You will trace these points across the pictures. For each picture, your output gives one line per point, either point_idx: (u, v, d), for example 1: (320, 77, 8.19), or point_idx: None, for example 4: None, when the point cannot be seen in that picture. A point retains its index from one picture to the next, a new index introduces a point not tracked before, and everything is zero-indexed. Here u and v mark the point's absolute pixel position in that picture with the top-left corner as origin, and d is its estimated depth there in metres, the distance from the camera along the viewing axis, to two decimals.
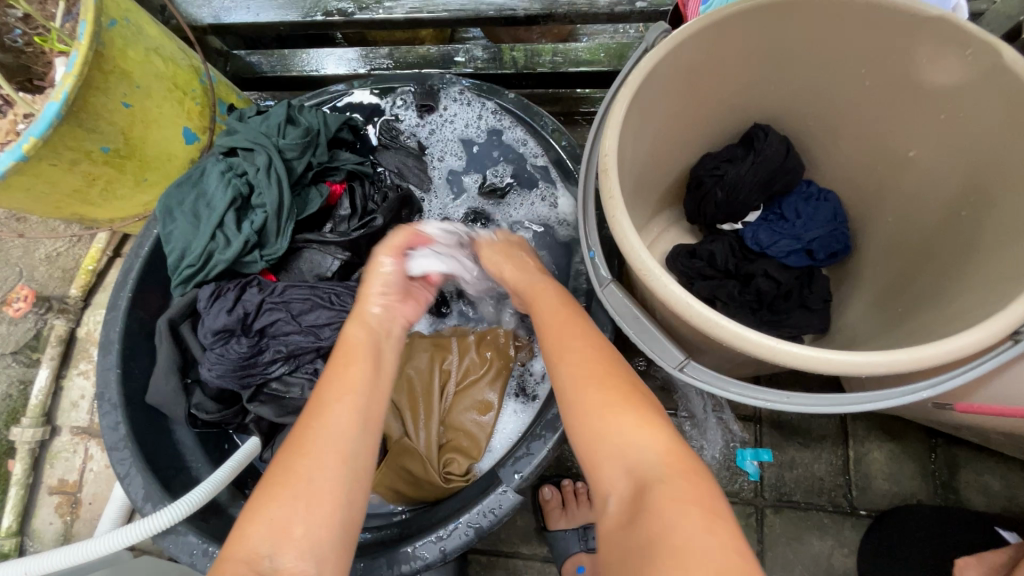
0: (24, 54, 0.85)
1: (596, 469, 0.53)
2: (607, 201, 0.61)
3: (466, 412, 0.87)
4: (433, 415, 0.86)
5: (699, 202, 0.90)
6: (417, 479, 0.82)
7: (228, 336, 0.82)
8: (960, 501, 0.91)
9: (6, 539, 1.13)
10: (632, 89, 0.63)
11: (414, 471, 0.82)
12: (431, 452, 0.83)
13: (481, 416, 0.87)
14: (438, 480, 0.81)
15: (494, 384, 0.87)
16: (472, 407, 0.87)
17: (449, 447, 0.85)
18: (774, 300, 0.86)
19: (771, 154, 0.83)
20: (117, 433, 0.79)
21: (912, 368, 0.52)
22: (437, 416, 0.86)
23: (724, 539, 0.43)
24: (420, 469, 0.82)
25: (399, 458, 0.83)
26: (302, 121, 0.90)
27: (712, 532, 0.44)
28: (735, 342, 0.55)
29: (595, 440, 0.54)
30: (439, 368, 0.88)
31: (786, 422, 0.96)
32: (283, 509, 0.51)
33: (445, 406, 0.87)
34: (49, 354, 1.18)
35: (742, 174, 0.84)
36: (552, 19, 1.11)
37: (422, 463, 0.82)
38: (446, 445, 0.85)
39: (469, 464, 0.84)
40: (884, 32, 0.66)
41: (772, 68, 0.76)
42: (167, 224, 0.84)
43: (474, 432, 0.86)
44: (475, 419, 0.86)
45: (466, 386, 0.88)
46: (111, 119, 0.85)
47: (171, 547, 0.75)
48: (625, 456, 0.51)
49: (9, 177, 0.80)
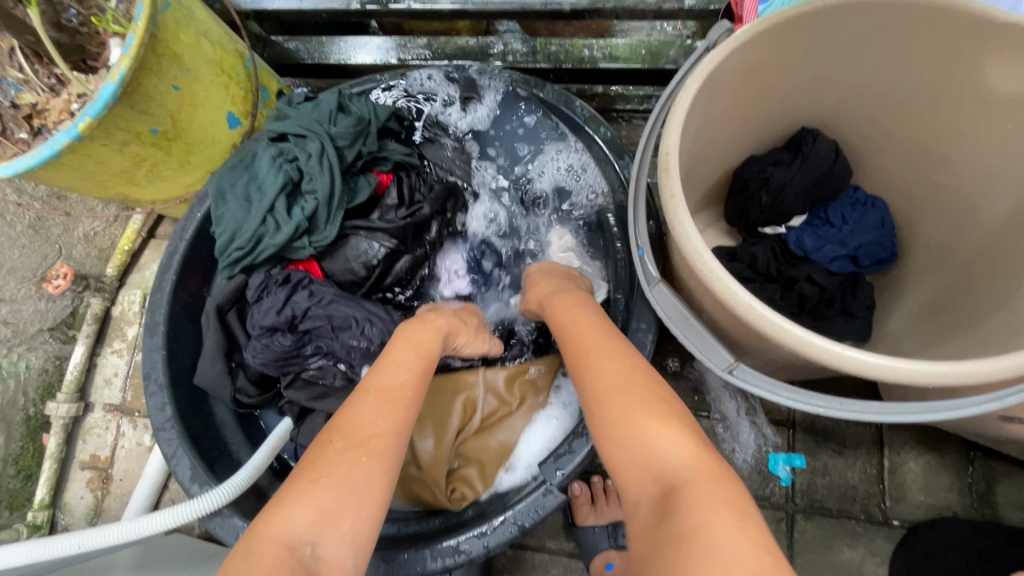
0: (79, 33, 0.85)
1: (626, 477, 0.52)
2: (668, 200, 0.60)
3: (488, 446, 0.85)
4: (449, 442, 0.85)
5: (742, 206, 0.89)
6: (424, 498, 0.83)
7: (275, 330, 0.84)
8: (996, 515, 0.90)
9: (40, 512, 1.15)
10: (694, 89, 0.62)
11: (420, 493, 0.83)
12: (441, 477, 0.83)
13: (499, 449, 0.85)
14: (443, 502, 0.81)
15: (515, 421, 0.86)
16: (492, 439, 0.85)
17: (457, 475, 0.84)
18: (817, 306, 0.85)
19: (819, 159, 0.82)
20: (163, 413, 0.80)
21: (980, 378, 0.51)
22: (453, 445, 0.85)
23: (744, 531, 0.43)
24: (426, 491, 0.82)
25: (408, 479, 0.84)
26: (353, 110, 0.90)
27: (736, 526, 0.43)
28: (795, 345, 0.54)
29: (621, 443, 0.53)
30: (456, 400, 0.87)
31: (821, 429, 0.96)
32: (338, 501, 0.50)
33: (462, 435, 0.86)
34: (86, 332, 1.21)
35: (789, 180, 0.83)
36: (596, 14, 1.10)
37: (429, 486, 0.82)
38: (456, 471, 0.85)
39: (474, 494, 0.82)
40: (956, 39, 0.65)
41: (830, 70, 0.75)
42: (218, 206, 0.84)
43: (489, 463, 0.84)
44: (495, 452, 0.85)
45: (488, 421, 0.86)
46: (162, 101, 0.86)
47: (216, 528, 0.76)
48: (649, 461, 0.50)
49: (63, 156, 0.81)
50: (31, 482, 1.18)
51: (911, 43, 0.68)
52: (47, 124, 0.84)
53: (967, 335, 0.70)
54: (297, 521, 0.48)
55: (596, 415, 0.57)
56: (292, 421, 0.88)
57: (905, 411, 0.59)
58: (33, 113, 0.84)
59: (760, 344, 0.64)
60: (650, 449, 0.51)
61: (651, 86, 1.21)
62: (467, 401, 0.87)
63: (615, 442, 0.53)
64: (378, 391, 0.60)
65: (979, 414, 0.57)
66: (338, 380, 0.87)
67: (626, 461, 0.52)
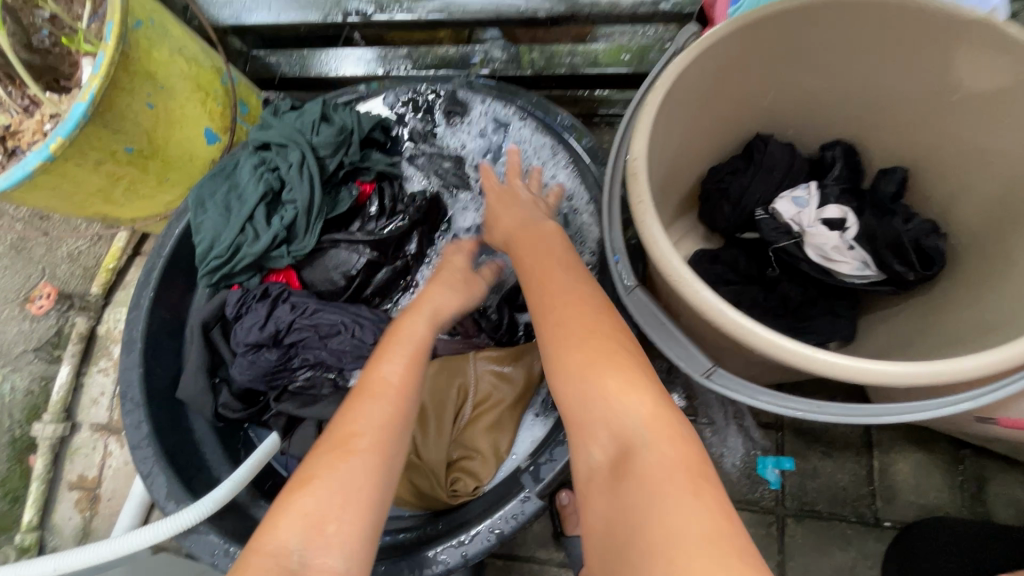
0: (51, 54, 0.86)
1: (625, 535, 0.46)
2: (637, 205, 0.60)
3: (483, 435, 0.84)
4: (444, 434, 0.84)
5: (710, 216, 0.89)
6: (424, 494, 0.83)
7: (259, 346, 0.83)
8: (987, 513, 0.89)
9: (27, 534, 1.13)
10: (661, 93, 0.62)
11: (420, 487, 0.83)
12: (439, 468, 0.82)
13: (495, 437, 0.85)
14: (443, 497, 0.81)
15: (515, 411, 0.86)
16: (487, 427, 0.85)
17: (458, 466, 0.84)
18: (801, 306, 0.83)
19: (773, 162, 0.83)
20: (140, 432, 0.79)
21: (951, 376, 0.51)
22: (449, 435, 0.84)
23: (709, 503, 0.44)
24: (425, 485, 0.82)
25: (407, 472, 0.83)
26: (336, 119, 0.90)
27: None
28: (767, 348, 0.54)
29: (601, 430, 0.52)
30: (454, 390, 0.85)
31: (809, 430, 0.95)
32: (321, 504, 0.52)
33: (459, 426, 0.85)
34: (71, 352, 1.19)
35: (835, 215, 0.81)
36: (575, 19, 1.10)
37: (428, 481, 0.82)
38: (455, 462, 0.84)
39: (476, 485, 0.82)
40: (923, 34, 0.64)
41: (802, 71, 0.75)
42: (199, 215, 0.84)
43: (486, 452, 0.84)
44: (491, 441, 0.84)
45: (483, 412, 0.85)
46: (136, 119, 0.86)
47: (193, 546, 0.75)
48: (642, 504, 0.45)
49: (36, 176, 0.80)
50: (17, 504, 1.16)
51: (878, 40, 0.68)
52: (21, 145, 0.83)
53: (947, 331, 0.70)
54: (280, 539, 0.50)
55: (598, 428, 0.52)
56: (280, 435, 0.86)
57: (884, 412, 0.58)
58: (6, 135, 0.84)
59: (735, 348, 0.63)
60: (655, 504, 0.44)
61: (631, 90, 1.21)
62: (461, 388, 0.86)
63: (620, 502, 0.47)
64: (356, 394, 0.61)
65: (953, 413, 0.57)
66: (326, 389, 0.86)
67: (630, 518, 0.45)
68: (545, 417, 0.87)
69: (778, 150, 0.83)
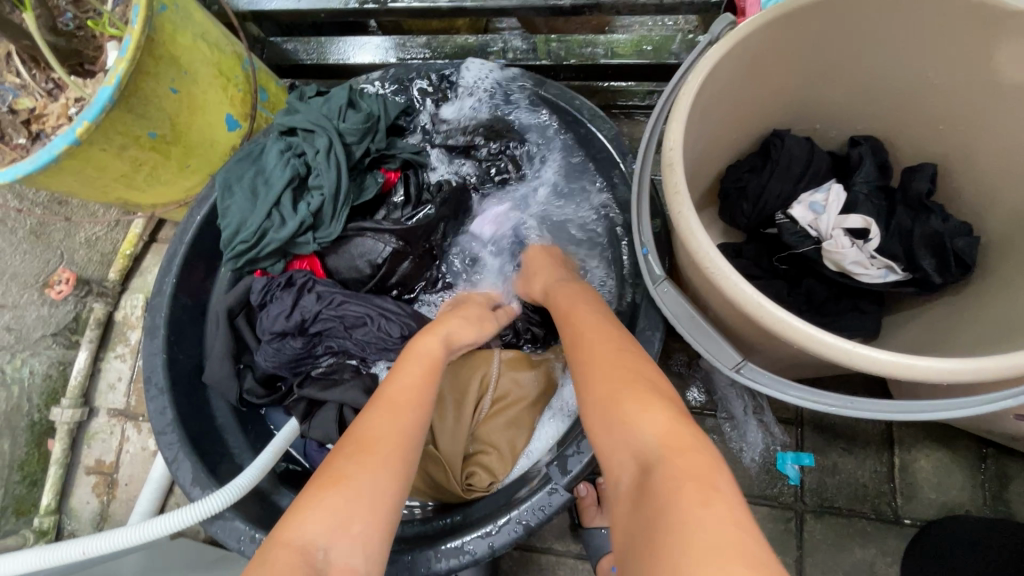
0: (76, 37, 0.85)
1: (619, 466, 0.53)
2: (672, 195, 0.59)
3: (500, 430, 0.85)
4: (463, 425, 0.84)
5: (728, 214, 0.88)
6: (439, 485, 0.83)
7: (284, 334, 0.84)
8: (1008, 512, 0.89)
9: (46, 517, 1.15)
10: (696, 82, 0.61)
11: (435, 477, 0.82)
12: (455, 462, 0.82)
13: (514, 435, 0.85)
14: (458, 490, 0.81)
15: (536, 408, 0.87)
16: (505, 424, 0.85)
17: (474, 459, 0.84)
18: (826, 303, 0.83)
19: (790, 159, 0.81)
20: (164, 417, 0.79)
21: (993, 372, 0.50)
22: (467, 428, 0.84)
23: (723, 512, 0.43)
24: (442, 476, 0.82)
25: (424, 462, 0.83)
26: (363, 106, 0.90)
27: (707, 505, 0.43)
28: (805, 342, 0.53)
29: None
30: (476, 382, 0.86)
31: (829, 426, 0.94)
32: (345, 504, 0.52)
33: (477, 419, 0.85)
34: (89, 337, 1.20)
35: (858, 225, 0.79)
36: (597, 9, 1.09)
37: (444, 472, 0.81)
38: (471, 456, 0.84)
39: (491, 480, 0.82)
40: (965, 26, 0.63)
41: (836, 62, 0.73)
42: (225, 199, 0.84)
43: (503, 448, 0.84)
44: (509, 438, 0.85)
45: (503, 407, 0.86)
46: (160, 104, 0.86)
47: (219, 531, 0.76)
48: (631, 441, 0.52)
49: (60, 161, 0.80)
50: (36, 487, 1.17)
51: (917, 31, 0.67)
52: (45, 129, 0.84)
53: (980, 329, 0.69)
54: (305, 535, 0.50)
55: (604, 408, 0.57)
56: (298, 422, 0.86)
57: (920, 410, 0.58)
58: (30, 119, 0.84)
59: (770, 343, 0.62)
60: (643, 444, 0.51)
61: (651, 81, 1.20)
62: (482, 380, 0.86)
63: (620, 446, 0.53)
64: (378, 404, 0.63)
65: (992, 412, 0.56)
66: (347, 374, 0.87)
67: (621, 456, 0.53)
68: (564, 415, 0.87)
69: (798, 147, 0.82)
